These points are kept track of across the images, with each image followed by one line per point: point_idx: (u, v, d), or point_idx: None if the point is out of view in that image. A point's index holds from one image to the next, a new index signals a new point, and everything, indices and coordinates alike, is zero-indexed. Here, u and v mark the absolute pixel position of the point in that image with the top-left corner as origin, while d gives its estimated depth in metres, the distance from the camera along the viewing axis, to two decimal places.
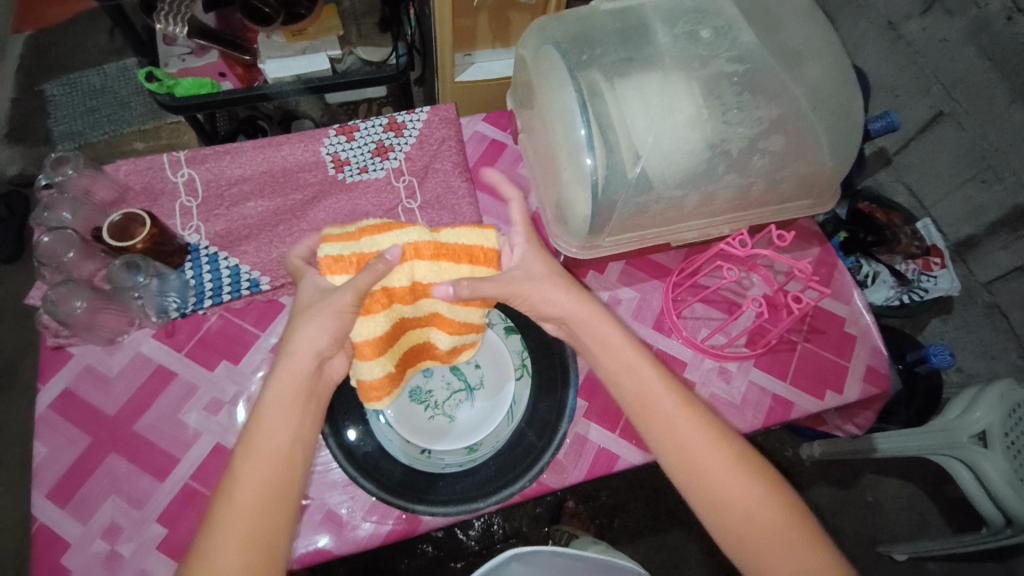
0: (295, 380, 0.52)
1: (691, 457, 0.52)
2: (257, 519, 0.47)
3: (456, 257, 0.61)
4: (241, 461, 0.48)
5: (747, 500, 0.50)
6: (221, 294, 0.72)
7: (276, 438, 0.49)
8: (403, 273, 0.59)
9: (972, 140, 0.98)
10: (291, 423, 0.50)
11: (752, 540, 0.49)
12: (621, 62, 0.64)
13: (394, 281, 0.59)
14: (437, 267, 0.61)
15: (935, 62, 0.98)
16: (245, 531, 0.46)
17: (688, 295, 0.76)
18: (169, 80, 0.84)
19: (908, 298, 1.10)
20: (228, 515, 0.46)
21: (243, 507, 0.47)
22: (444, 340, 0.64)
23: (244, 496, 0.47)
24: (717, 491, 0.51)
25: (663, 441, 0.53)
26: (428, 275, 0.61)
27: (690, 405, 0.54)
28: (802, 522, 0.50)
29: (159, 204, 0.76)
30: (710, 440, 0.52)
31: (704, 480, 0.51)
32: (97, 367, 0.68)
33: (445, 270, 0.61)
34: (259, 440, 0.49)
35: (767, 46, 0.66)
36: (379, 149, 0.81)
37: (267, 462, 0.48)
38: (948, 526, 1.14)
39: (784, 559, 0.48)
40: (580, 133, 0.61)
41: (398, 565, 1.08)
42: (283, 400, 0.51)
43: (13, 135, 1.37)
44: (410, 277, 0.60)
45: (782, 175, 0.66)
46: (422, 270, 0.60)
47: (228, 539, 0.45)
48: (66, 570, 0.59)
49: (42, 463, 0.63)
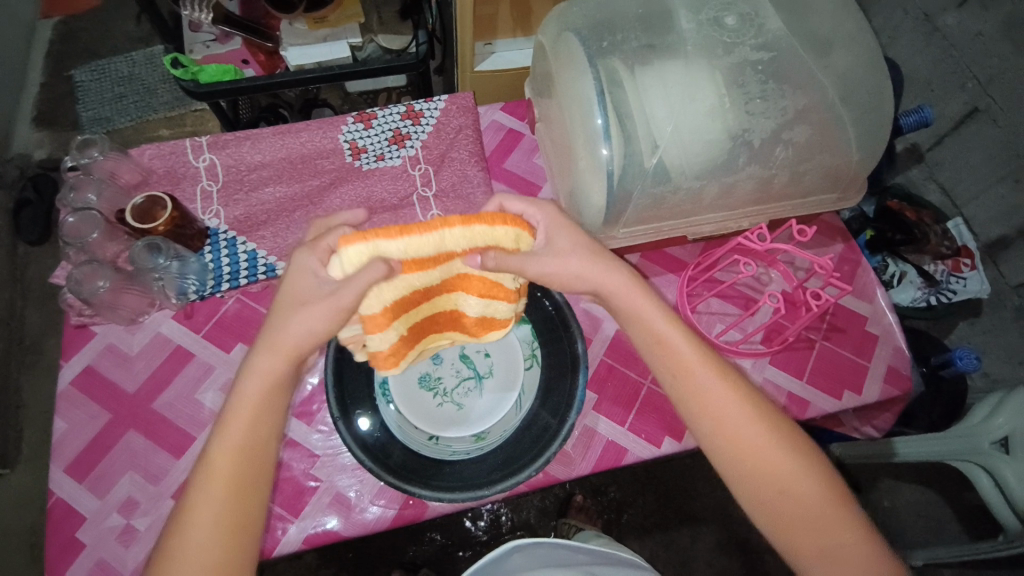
0: (272, 373, 0.50)
1: (727, 428, 0.51)
2: (225, 512, 0.47)
3: (490, 221, 0.51)
4: (217, 443, 0.49)
5: (783, 474, 0.49)
6: (238, 277, 0.73)
7: (249, 428, 0.49)
8: (431, 243, 0.49)
9: (1007, 138, 0.94)
10: (259, 416, 0.50)
11: (785, 513, 0.49)
12: (642, 49, 0.63)
13: (424, 254, 0.50)
14: (468, 235, 0.50)
15: (971, 56, 0.95)
16: (223, 513, 0.47)
17: (703, 290, 0.75)
18: (194, 67, 0.85)
19: (936, 299, 1.07)
20: (202, 497, 0.47)
21: (220, 489, 0.48)
22: (473, 305, 0.60)
23: (220, 481, 0.48)
24: (752, 464, 0.50)
25: (694, 413, 0.52)
26: (456, 246, 0.50)
27: (728, 380, 0.53)
28: (838, 497, 0.49)
29: (181, 187, 0.78)
30: (748, 414, 0.51)
31: (740, 452, 0.50)
32: (118, 346, 0.70)
33: (477, 238, 0.51)
34: (232, 430, 0.49)
35: (795, 35, 0.64)
36: (395, 137, 0.81)
37: (239, 445, 0.49)
38: (965, 533, 1.09)
39: (816, 532, 0.48)
40: (597, 122, 0.59)
41: (406, 551, 1.10)
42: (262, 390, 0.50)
43: (43, 120, 1.42)
44: (438, 249, 0.49)
45: (805, 167, 0.64)
46: (450, 240, 0.50)
47: (201, 524, 0.47)
48: (84, 542, 0.61)
49: (63, 438, 0.65)
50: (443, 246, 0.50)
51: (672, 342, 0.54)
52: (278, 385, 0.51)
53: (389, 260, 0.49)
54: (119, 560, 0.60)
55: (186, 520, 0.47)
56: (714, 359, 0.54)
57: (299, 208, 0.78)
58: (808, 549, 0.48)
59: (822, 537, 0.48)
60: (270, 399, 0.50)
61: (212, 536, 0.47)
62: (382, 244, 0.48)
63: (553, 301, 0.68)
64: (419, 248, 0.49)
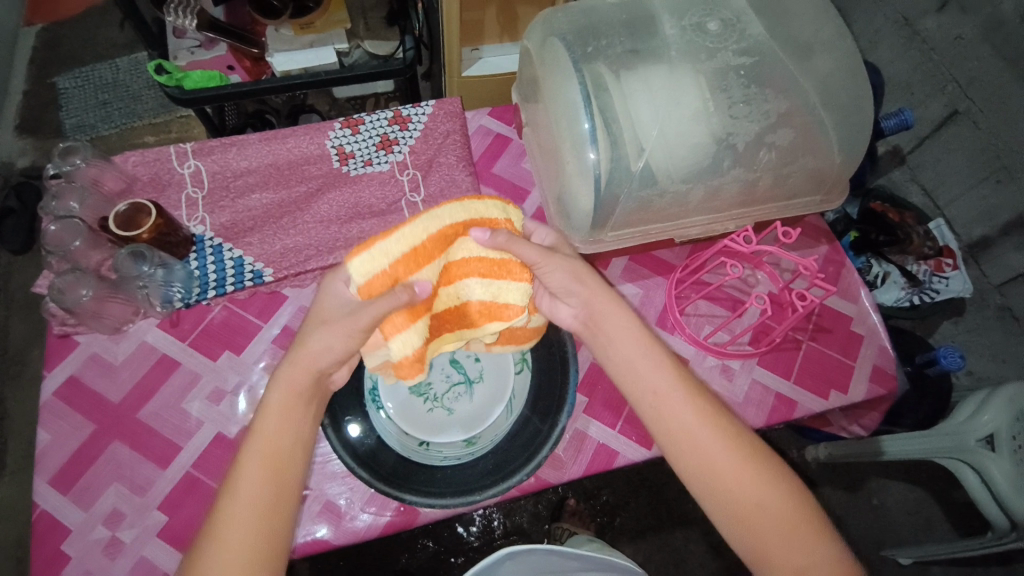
0: (300, 386, 0.52)
1: (694, 445, 0.51)
2: (259, 523, 0.47)
3: (481, 198, 0.57)
4: (246, 458, 0.49)
5: (752, 490, 0.50)
6: (224, 285, 0.72)
7: (277, 434, 0.50)
8: (424, 224, 0.54)
9: (986, 140, 0.96)
10: (291, 425, 0.51)
11: (755, 530, 0.49)
12: (626, 54, 0.63)
13: (419, 240, 0.53)
14: (464, 210, 0.56)
15: (950, 59, 0.97)
16: (256, 525, 0.47)
17: (691, 292, 0.76)
18: (179, 73, 0.84)
19: (919, 299, 1.09)
20: (233, 512, 0.47)
21: (250, 502, 0.47)
22: (475, 292, 0.59)
23: (250, 494, 0.47)
24: (720, 480, 0.50)
25: (660, 428, 0.53)
26: (453, 216, 0.55)
27: (693, 392, 0.54)
28: (806, 512, 0.49)
29: (166, 194, 0.77)
30: (716, 430, 0.52)
31: (709, 469, 0.51)
32: (103, 355, 0.69)
33: (472, 213, 0.56)
34: (264, 439, 0.50)
35: (776, 39, 0.65)
36: (383, 142, 0.81)
37: (269, 457, 0.49)
38: (954, 532, 1.12)
39: (786, 548, 0.48)
40: (584, 127, 0.60)
41: (398, 559, 1.09)
42: (289, 400, 0.51)
43: (25, 127, 1.39)
44: (432, 225, 0.54)
45: (790, 170, 0.65)
46: (446, 209, 0.55)
47: (236, 537, 0.46)
48: (68, 555, 0.60)
49: (46, 449, 0.64)
50: (439, 221, 0.54)
51: (639, 357, 0.56)
52: (305, 394, 0.52)
53: (392, 256, 0.53)
54: (104, 573, 0.59)
55: (218, 540, 0.46)
56: (685, 374, 0.55)
57: (287, 214, 0.77)
58: (780, 569, 0.47)
59: (791, 553, 0.47)
60: (297, 408, 0.51)
61: (247, 549, 0.46)
62: (379, 245, 0.53)
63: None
64: (413, 236, 0.53)
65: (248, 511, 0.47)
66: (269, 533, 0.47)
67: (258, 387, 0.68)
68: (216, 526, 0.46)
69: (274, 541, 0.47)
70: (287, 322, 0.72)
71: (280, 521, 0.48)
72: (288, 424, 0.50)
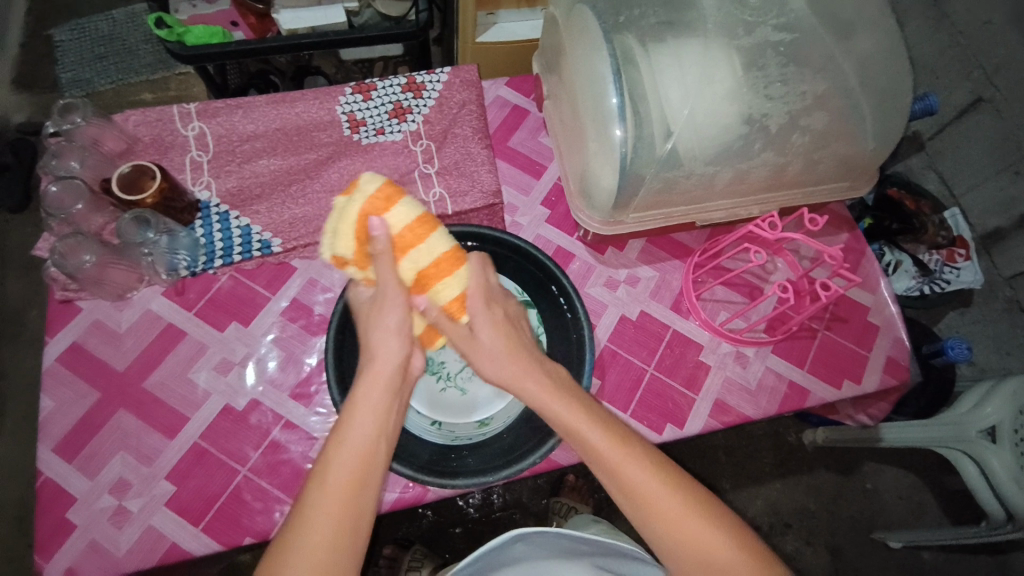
0: (383, 378, 0.50)
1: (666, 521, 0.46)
2: (348, 504, 0.44)
3: (374, 210, 0.51)
4: (334, 447, 0.46)
5: (717, 551, 0.46)
6: (232, 253, 0.70)
7: (369, 427, 0.48)
8: (342, 216, 0.53)
9: (1009, 130, 0.94)
10: (377, 414, 0.48)
11: None
12: (659, 25, 0.60)
13: (342, 230, 0.53)
14: (359, 216, 0.52)
15: (979, 45, 0.94)
16: (340, 516, 0.44)
17: (709, 278, 0.75)
18: (179, 27, 0.80)
19: (929, 288, 1.08)
20: (320, 501, 0.44)
21: (335, 491, 0.44)
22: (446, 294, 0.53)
23: (338, 479, 0.45)
24: (685, 544, 0.46)
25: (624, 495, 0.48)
26: (344, 234, 0.53)
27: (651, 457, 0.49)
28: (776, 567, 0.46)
29: (169, 157, 0.74)
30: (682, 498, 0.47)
31: (675, 533, 0.46)
32: (106, 323, 0.67)
33: (355, 221, 0.52)
34: (351, 427, 0.47)
35: (819, 16, 0.62)
36: (396, 110, 0.78)
37: (357, 448, 0.46)
38: (944, 518, 1.15)
39: None
40: (611, 102, 0.57)
41: (399, 528, 1.11)
42: (377, 394, 0.49)
43: (20, 81, 1.34)
44: (347, 222, 0.52)
45: (821, 155, 0.63)
46: (343, 207, 0.52)
47: (319, 528, 0.43)
48: (75, 523, 0.59)
49: (50, 416, 0.63)
50: (352, 218, 0.52)
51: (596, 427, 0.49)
52: (393, 388, 0.50)
53: (338, 247, 0.53)
54: (112, 542, 0.59)
55: (300, 528, 0.43)
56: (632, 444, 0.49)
57: (295, 182, 0.74)
58: None
59: None
60: (386, 406, 0.49)
61: (326, 540, 0.43)
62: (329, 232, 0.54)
63: (568, 300, 0.64)
64: (340, 229, 0.53)
65: (339, 494, 0.44)
66: (358, 514, 0.45)
67: (267, 360, 0.67)
68: (298, 518, 0.44)
69: (361, 525, 0.45)
70: (296, 295, 0.70)
71: (366, 503, 0.45)
72: (375, 417, 0.48)
